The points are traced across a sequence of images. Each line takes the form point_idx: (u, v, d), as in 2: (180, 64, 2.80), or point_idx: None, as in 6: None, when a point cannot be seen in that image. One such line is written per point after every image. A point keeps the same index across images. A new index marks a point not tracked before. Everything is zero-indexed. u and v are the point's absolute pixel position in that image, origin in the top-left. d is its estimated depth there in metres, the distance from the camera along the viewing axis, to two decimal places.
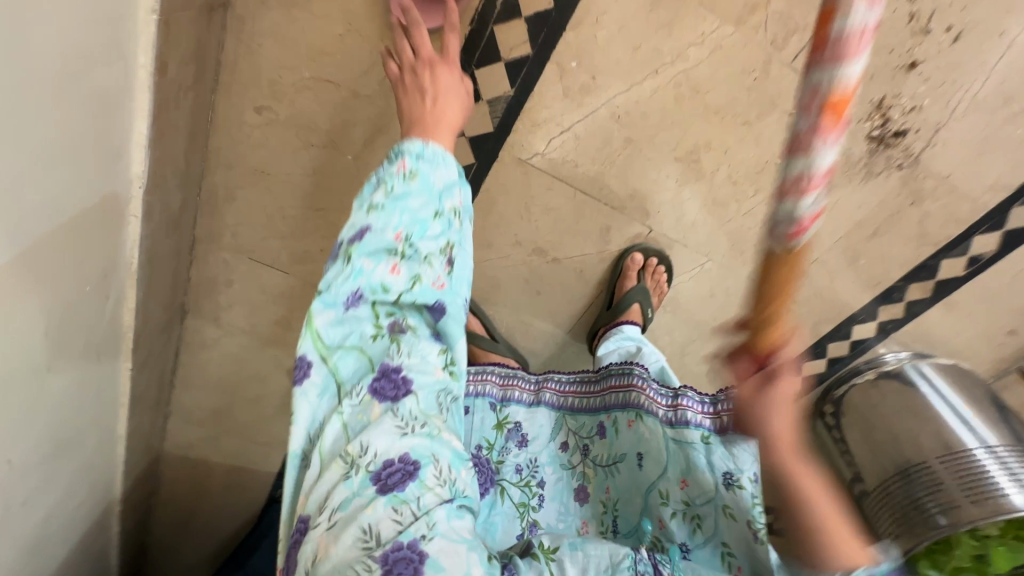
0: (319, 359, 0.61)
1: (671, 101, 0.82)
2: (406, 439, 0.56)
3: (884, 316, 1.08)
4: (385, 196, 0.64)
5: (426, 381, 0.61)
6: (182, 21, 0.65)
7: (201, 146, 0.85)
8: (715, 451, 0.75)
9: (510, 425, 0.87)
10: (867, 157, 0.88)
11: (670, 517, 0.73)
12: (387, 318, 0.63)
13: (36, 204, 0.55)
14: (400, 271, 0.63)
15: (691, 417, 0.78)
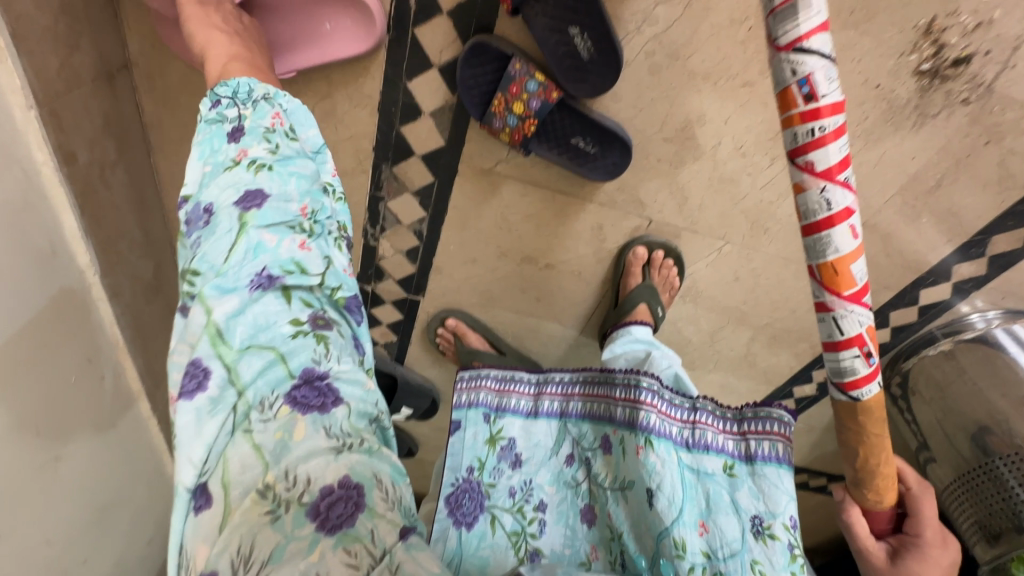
0: (219, 366, 0.42)
1: (645, 75, 0.68)
2: (344, 459, 0.40)
3: (959, 276, 0.89)
4: (272, 155, 0.49)
5: (358, 392, 0.45)
6: (78, 100, 0.61)
7: (156, 210, 0.82)
8: (742, 487, 0.67)
9: (503, 443, 0.77)
10: (917, 98, 0.68)
11: (688, 571, 0.64)
12: (304, 308, 0.46)
13: None
14: (311, 247, 0.48)
15: (711, 440, 0.69)
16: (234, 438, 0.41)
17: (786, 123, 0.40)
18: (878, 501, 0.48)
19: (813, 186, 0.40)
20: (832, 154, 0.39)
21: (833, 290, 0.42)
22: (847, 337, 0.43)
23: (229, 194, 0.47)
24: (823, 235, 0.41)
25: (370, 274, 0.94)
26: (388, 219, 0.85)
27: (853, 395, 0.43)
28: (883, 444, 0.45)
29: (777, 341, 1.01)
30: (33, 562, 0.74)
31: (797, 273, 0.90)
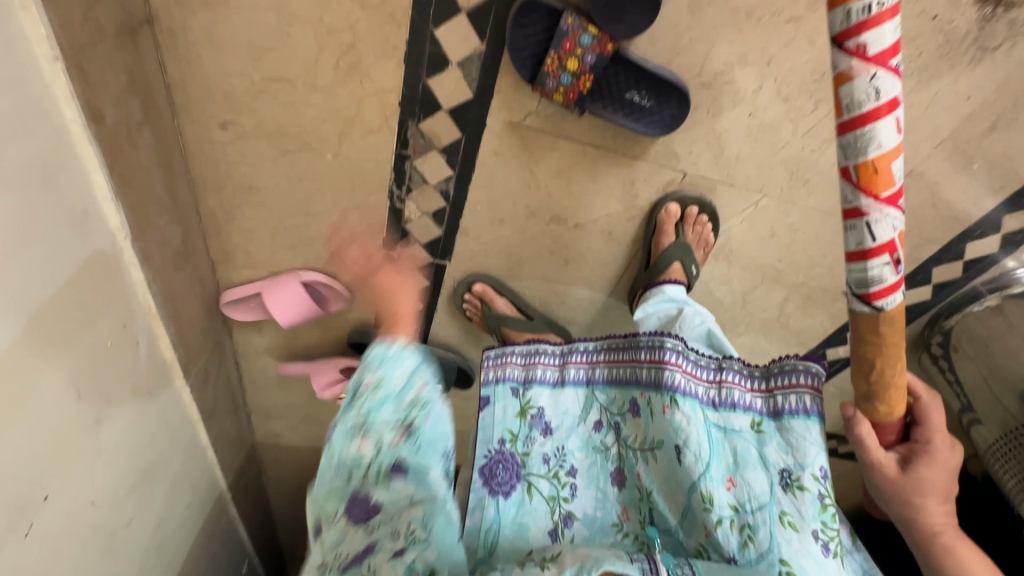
0: (319, 532, 0.59)
1: (684, 13, 0.65)
2: (372, 533, 0.57)
3: (1009, 227, 0.85)
4: (373, 393, 0.60)
5: (390, 495, 0.57)
6: (103, 53, 0.60)
7: (182, 174, 0.82)
8: (769, 442, 0.65)
9: (533, 412, 0.76)
10: (976, 30, 0.64)
11: (715, 524, 0.64)
12: (388, 458, 0.57)
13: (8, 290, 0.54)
14: (401, 442, 0.58)
15: (738, 399, 0.67)
16: (315, 551, 0.58)
17: (834, 2, 0.39)
18: (888, 414, 0.47)
19: (861, 74, 0.39)
20: (886, 34, 0.38)
21: (870, 191, 0.41)
22: (878, 244, 0.42)
23: (338, 492, 0.58)
24: (864, 129, 0.40)
25: (395, 239, 0.91)
26: (414, 178, 0.82)
27: (876, 305, 0.43)
28: (899, 354, 0.45)
29: (812, 300, 0.98)
30: (80, 521, 0.76)
31: (836, 227, 0.86)
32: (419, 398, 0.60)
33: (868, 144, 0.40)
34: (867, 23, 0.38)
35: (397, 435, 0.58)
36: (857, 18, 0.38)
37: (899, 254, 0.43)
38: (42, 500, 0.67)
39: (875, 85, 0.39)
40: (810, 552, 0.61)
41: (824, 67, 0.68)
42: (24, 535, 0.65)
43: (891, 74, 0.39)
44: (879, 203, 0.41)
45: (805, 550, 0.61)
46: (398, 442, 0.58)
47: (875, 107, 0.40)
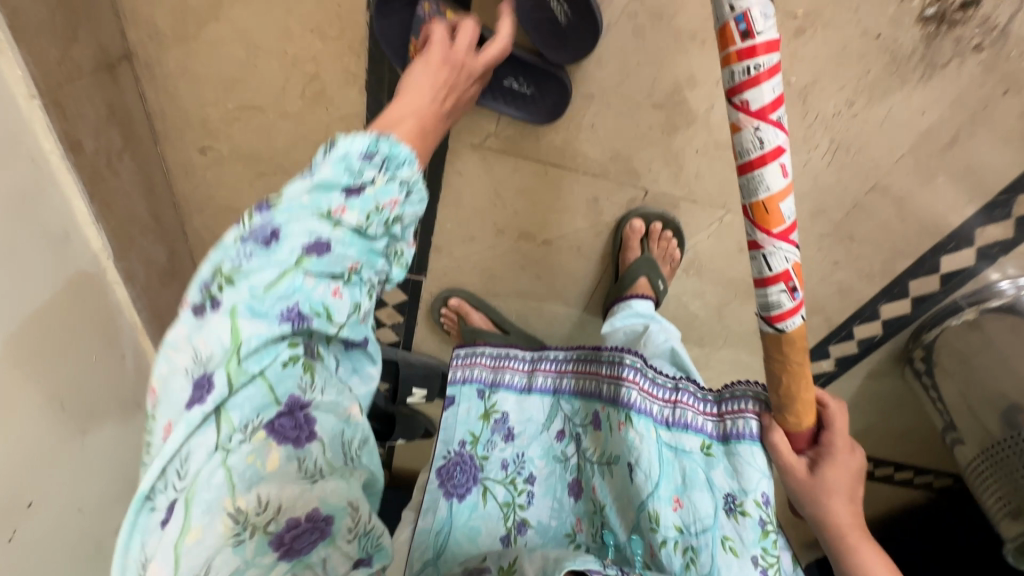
0: (223, 377, 0.44)
1: (629, 37, 0.67)
2: (318, 487, 0.45)
3: (983, 240, 0.84)
4: (340, 231, 0.49)
5: (330, 423, 0.48)
6: (80, 89, 0.64)
7: (166, 196, 0.86)
8: (716, 466, 0.65)
9: (496, 416, 0.77)
10: (924, 46, 0.65)
11: (660, 545, 0.65)
12: (298, 342, 0.48)
13: None
14: (343, 294, 0.49)
15: (690, 420, 0.67)
16: (214, 455, 0.43)
17: (724, 62, 0.39)
18: (797, 422, 0.49)
19: (747, 125, 0.40)
20: (766, 92, 0.38)
21: (763, 227, 0.41)
22: (775, 273, 0.42)
23: (301, 241, 0.47)
24: (754, 174, 0.40)
25: None
26: None
27: (777, 327, 0.43)
28: (805, 371, 0.45)
29: None
30: (67, 526, 0.80)
31: (805, 241, 0.86)
32: (396, 237, 0.54)
33: (756, 188, 0.40)
34: (749, 80, 0.38)
35: (356, 318, 0.51)
36: (739, 74, 0.38)
37: (797, 282, 0.42)
38: (29, 506, 0.71)
39: (759, 135, 0.39)
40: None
41: None
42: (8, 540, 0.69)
43: (779, 124, 0.39)
44: (772, 242, 0.41)
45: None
46: (354, 270, 0.50)
47: (761, 154, 0.40)
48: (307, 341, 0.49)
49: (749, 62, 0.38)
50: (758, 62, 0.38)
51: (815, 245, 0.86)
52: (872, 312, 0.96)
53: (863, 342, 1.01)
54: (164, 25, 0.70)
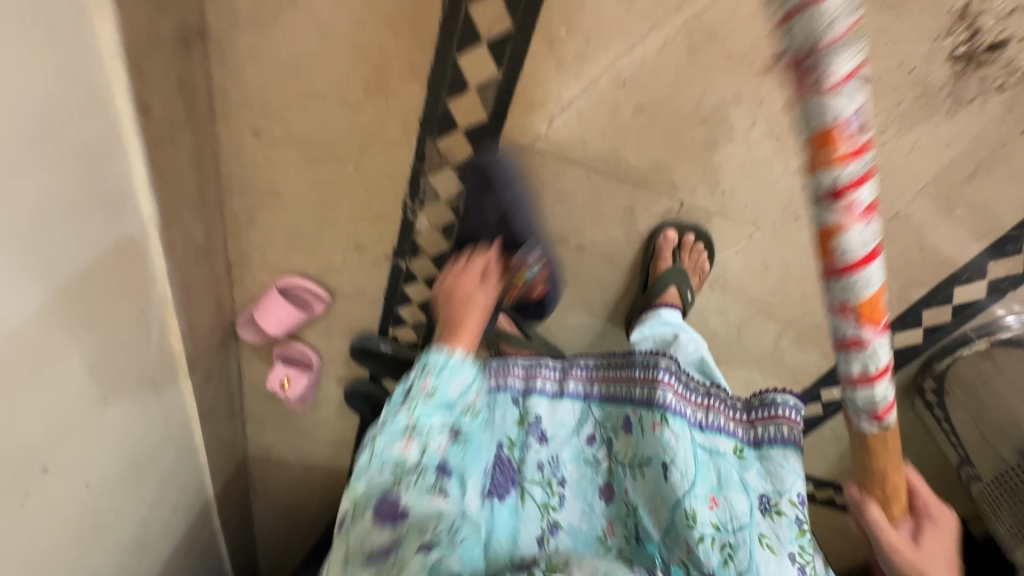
0: (378, 479, 0.67)
1: (681, 54, 0.71)
2: (399, 526, 0.64)
3: (995, 273, 0.88)
4: (422, 406, 0.70)
5: (422, 504, 0.65)
6: (158, 57, 0.66)
7: (213, 174, 0.88)
8: (750, 467, 0.68)
9: (531, 419, 0.77)
10: (952, 83, 0.70)
11: (698, 542, 0.65)
12: (416, 454, 0.68)
13: (41, 262, 0.60)
14: (412, 445, 0.68)
15: (723, 424, 0.70)
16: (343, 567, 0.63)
17: (816, 172, 0.43)
18: (894, 512, 0.61)
19: (847, 233, 0.45)
20: (859, 203, 0.43)
21: (867, 325, 0.50)
22: (877, 370, 0.53)
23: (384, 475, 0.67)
24: (856, 280, 0.47)
25: (405, 248, 0.97)
26: (426, 192, 0.88)
27: (884, 421, 0.56)
28: (891, 455, 0.58)
29: (805, 336, 1.01)
30: (73, 500, 0.78)
31: None
32: (470, 405, 0.74)
33: (855, 289, 0.47)
34: (841, 200, 0.43)
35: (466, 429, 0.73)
36: (834, 194, 0.43)
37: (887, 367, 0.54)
38: (43, 468, 0.70)
39: (855, 243, 0.45)
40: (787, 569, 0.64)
41: None
42: (19, 502, 0.68)
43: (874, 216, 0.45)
44: (869, 343, 0.51)
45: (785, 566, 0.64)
46: (412, 424, 0.69)
47: (859, 259, 0.46)
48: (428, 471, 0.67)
49: (846, 172, 0.42)
50: (853, 170, 0.42)
51: None
52: (886, 340, 0.99)
53: None
54: (242, 7, 0.73)
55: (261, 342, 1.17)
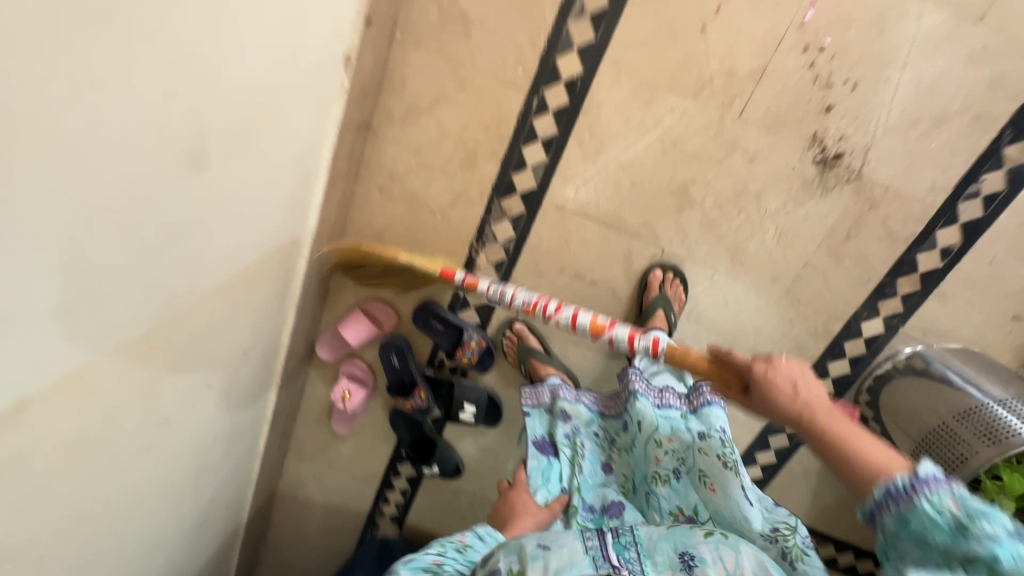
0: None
1: (658, 152, 1.16)
2: None
3: (885, 311, 1.24)
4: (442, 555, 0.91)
5: None
6: (347, 134, 1.11)
7: (343, 216, 1.27)
8: (692, 421, 1.04)
9: (558, 413, 1.14)
10: (819, 177, 1.14)
11: (662, 455, 1.03)
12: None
13: (267, 236, 0.95)
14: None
15: (674, 402, 1.07)
16: None
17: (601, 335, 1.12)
18: None
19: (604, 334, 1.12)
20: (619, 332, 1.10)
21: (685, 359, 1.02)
22: None
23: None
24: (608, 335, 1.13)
25: (465, 281, 1.33)
26: (488, 237, 1.28)
27: None
28: None
29: (761, 363, 1.33)
30: (202, 428, 1.00)
31: (766, 299, 1.27)
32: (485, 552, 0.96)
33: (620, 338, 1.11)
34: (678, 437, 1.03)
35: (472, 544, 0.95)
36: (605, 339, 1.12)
37: None
38: (208, 387, 0.95)
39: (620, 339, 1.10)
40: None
41: (740, 190, 1.17)
42: (193, 405, 0.92)
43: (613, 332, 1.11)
44: None
45: (740, 562, 0.84)
46: (437, 562, 0.89)
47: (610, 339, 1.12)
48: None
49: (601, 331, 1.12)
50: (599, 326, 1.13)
51: (773, 302, 1.27)
52: (823, 368, 1.32)
53: (822, 399, 1.36)
54: (388, 112, 1.18)
55: (332, 361, 1.44)
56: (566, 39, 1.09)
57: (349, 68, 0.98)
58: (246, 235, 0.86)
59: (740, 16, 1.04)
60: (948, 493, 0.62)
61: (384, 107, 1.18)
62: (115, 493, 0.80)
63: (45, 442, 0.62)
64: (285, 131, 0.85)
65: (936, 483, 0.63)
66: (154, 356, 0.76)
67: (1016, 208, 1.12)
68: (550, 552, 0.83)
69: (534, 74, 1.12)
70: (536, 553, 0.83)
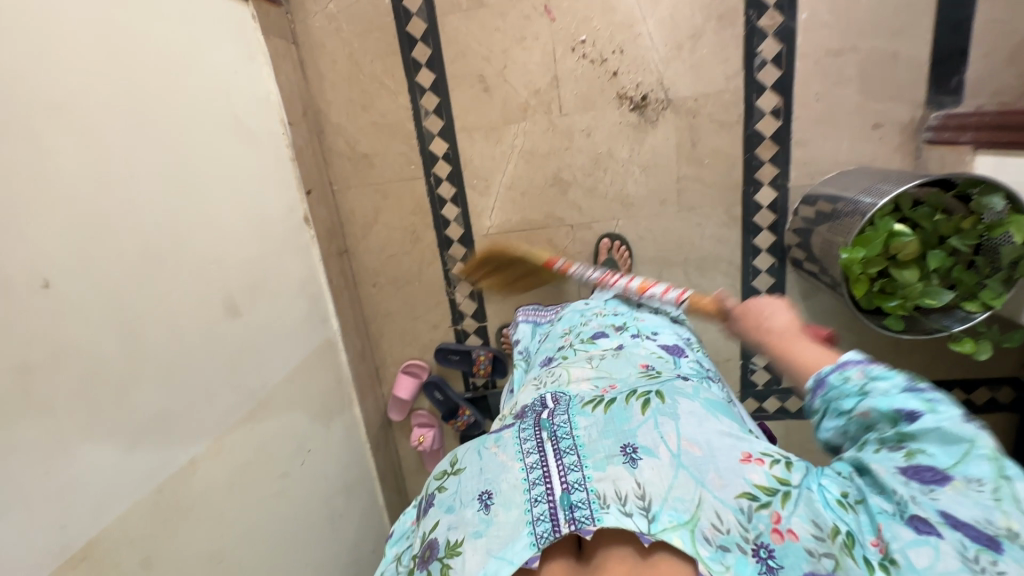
0: (397, 527, 1.01)
1: (525, 164, 1.55)
2: (396, 541, 0.96)
3: (766, 178, 1.45)
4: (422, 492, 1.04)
5: (402, 536, 0.96)
6: (332, 260, 1.64)
7: (360, 314, 1.78)
8: (627, 298, 1.41)
9: (531, 329, 1.51)
10: (642, 117, 1.46)
11: (602, 311, 1.35)
12: (411, 512, 1.00)
13: (300, 342, 1.45)
14: (412, 514, 0.99)
15: (611, 289, 1.44)
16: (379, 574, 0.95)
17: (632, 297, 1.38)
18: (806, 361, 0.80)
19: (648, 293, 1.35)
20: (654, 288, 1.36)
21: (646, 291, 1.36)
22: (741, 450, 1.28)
23: (409, 519, 0.98)
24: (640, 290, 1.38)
25: (456, 317, 1.77)
26: (454, 280, 1.72)
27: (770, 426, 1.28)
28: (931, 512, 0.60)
29: (700, 267, 1.56)
30: (317, 483, 1.47)
31: (669, 218, 1.54)
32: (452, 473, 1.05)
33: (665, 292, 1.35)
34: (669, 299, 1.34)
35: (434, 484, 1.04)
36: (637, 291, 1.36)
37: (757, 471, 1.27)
38: (308, 450, 1.44)
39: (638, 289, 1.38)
40: (726, 500, 0.72)
41: (596, 156, 1.51)
42: (300, 463, 1.40)
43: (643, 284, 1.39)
44: None
45: (681, 432, 0.79)
46: (411, 516, 0.99)
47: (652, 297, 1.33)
48: (402, 528, 0.99)
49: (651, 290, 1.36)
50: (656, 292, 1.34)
51: (676, 218, 1.53)
52: (752, 246, 1.52)
53: (770, 271, 1.53)
54: (353, 234, 1.71)
55: (404, 418, 1.90)
56: (428, 133, 1.57)
57: (309, 224, 1.54)
58: (282, 345, 1.37)
59: (518, 57, 1.46)
60: (857, 368, 0.70)
61: (351, 234, 1.71)
62: (274, 526, 1.27)
63: (212, 490, 1.09)
64: (280, 277, 1.39)
65: (853, 361, 0.71)
66: (261, 432, 1.26)
67: (803, 53, 1.34)
68: (495, 514, 0.77)
69: (422, 164, 1.60)
70: (480, 527, 0.77)
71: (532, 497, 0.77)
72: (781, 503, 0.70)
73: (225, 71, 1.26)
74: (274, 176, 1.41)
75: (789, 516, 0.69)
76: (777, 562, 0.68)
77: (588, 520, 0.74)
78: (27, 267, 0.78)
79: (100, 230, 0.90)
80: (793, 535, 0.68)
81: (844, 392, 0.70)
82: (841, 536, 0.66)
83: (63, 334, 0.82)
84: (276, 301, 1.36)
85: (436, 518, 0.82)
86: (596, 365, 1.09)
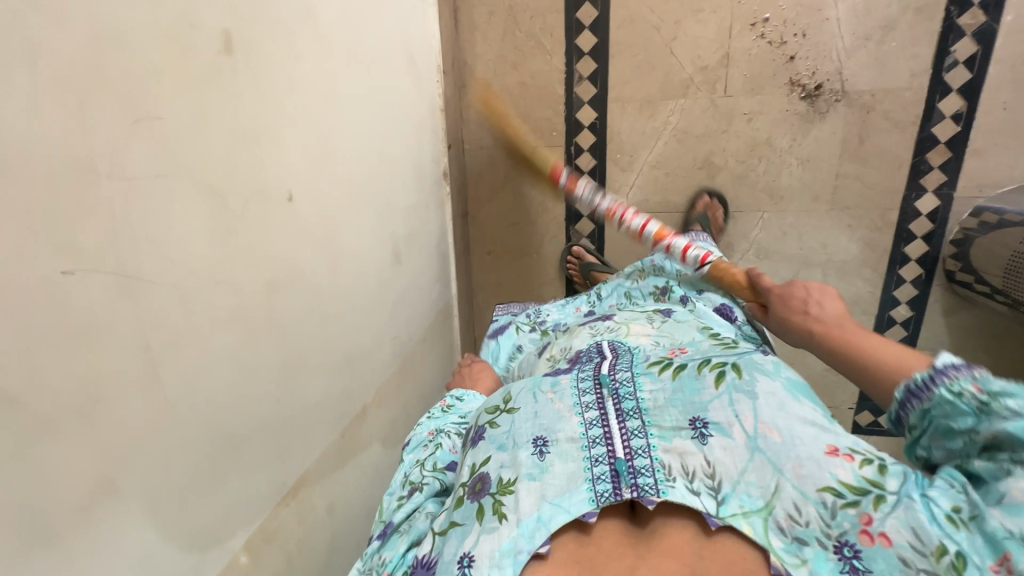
0: (411, 436, 0.97)
1: (676, 143, 1.49)
2: (410, 457, 0.91)
3: (931, 185, 1.40)
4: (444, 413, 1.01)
5: (416, 451, 0.92)
6: (458, 222, 1.57)
7: (470, 281, 1.72)
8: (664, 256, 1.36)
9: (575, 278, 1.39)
10: (812, 107, 1.40)
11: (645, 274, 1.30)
12: (429, 424, 0.97)
13: (432, 302, 1.39)
14: (431, 430, 0.94)
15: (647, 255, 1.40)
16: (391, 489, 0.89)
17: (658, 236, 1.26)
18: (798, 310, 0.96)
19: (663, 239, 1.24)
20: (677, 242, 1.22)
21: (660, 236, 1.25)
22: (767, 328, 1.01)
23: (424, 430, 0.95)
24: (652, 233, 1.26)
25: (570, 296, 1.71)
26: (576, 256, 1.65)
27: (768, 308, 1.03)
28: None
29: (843, 270, 1.51)
30: None
31: (819, 216, 1.48)
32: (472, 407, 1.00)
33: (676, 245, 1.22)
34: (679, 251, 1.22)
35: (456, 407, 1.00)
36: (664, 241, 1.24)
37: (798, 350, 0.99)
38: None
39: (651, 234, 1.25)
40: (807, 490, 0.61)
41: (753, 144, 1.45)
42: None
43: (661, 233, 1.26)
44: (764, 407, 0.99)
45: (760, 414, 0.67)
46: (430, 433, 0.94)
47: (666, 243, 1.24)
48: (416, 442, 0.94)
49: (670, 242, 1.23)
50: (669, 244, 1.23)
51: (827, 217, 1.48)
52: (902, 254, 1.47)
53: (915, 281, 1.48)
54: (475, 197, 1.65)
55: None
56: (577, 100, 1.50)
57: (447, 180, 1.47)
58: (422, 302, 1.31)
59: (691, 30, 1.40)
60: (969, 380, 0.58)
61: (474, 197, 1.65)
62: None
63: (372, 443, 1.03)
64: (425, 232, 1.33)
65: (956, 369, 0.60)
66: (404, 389, 1.20)
67: (1000, 58, 1.28)
68: (552, 464, 0.69)
69: (565, 131, 1.53)
70: (534, 471, 0.69)
71: (592, 456, 0.69)
72: (873, 504, 0.58)
73: (408, 6, 1.19)
74: (429, 125, 1.34)
75: (883, 519, 0.57)
76: (864, 565, 0.56)
77: (652, 489, 0.65)
78: (280, 177, 0.71)
79: (326, 150, 0.83)
80: (885, 539, 0.56)
81: (955, 411, 0.59)
82: (949, 556, 0.52)
83: (297, 254, 0.75)
84: (422, 255, 1.30)
85: (487, 453, 0.74)
86: (657, 326, 1.06)
